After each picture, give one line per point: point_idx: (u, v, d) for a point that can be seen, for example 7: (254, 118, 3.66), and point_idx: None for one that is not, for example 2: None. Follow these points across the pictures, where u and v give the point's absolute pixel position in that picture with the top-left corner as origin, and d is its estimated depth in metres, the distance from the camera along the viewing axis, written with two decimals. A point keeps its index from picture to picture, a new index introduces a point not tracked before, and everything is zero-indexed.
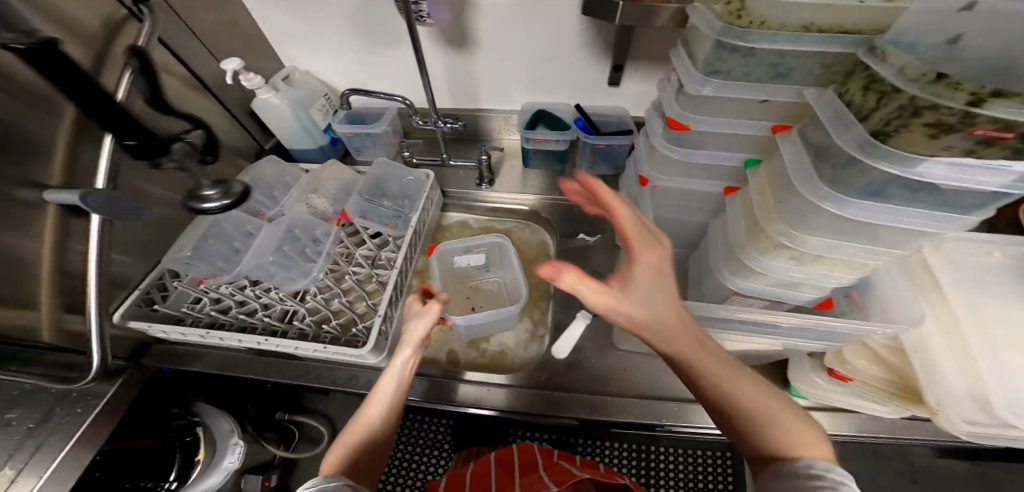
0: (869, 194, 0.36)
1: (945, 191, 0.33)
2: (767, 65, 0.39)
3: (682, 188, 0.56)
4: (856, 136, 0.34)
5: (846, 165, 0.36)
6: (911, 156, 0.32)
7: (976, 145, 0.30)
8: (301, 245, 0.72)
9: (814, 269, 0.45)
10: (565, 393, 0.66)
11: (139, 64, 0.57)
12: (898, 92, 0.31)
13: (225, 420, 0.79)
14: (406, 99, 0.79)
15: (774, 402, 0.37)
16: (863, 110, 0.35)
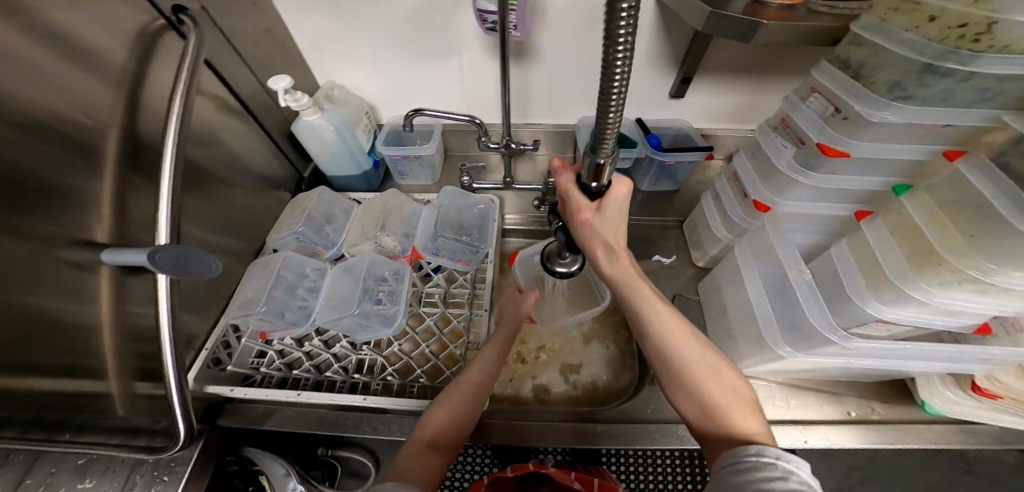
0: None
1: None
2: (976, 90, 0.35)
3: (806, 209, 0.55)
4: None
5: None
6: None
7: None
8: (376, 288, 0.66)
9: (989, 302, 0.41)
10: (671, 423, 0.66)
11: (174, 93, 0.42)
12: None
13: (278, 462, 0.63)
14: (474, 118, 0.71)
15: (716, 376, 0.47)
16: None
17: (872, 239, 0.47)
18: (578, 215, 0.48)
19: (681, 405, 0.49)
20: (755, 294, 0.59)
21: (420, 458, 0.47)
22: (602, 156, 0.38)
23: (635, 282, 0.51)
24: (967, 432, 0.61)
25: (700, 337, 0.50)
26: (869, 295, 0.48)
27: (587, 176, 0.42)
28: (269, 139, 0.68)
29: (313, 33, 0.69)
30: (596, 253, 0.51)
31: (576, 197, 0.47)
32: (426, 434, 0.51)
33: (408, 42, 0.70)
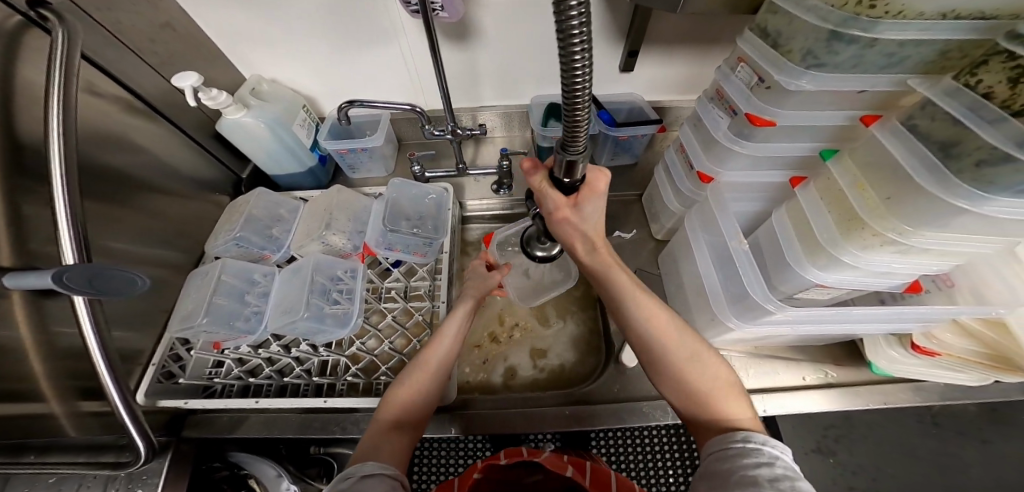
0: (1021, 190, 0.30)
1: None
2: (882, 56, 0.35)
3: (748, 177, 0.56)
4: (1010, 133, 0.28)
5: (999, 163, 0.29)
6: None
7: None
8: (327, 288, 0.65)
9: (914, 261, 0.42)
10: (633, 401, 0.67)
11: (52, 106, 0.39)
12: None
13: (268, 464, 0.66)
14: (416, 107, 0.66)
15: (707, 361, 0.46)
16: (1016, 104, 0.28)
17: (804, 203, 0.48)
18: (557, 212, 0.49)
19: (663, 388, 0.48)
20: (706, 266, 0.59)
21: (382, 439, 0.47)
22: (574, 152, 0.37)
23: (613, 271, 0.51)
24: (914, 388, 0.62)
25: (675, 315, 0.50)
26: (806, 262, 0.48)
27: (559, 173, 0.42)
28: (191, 141, 0.65)
29: (230, 26, 0.64)
30: (575, 246, 0.52)
31: (553, 197, 0.47)
32: (389, 415, 0.49)
33: (338, 30, 0.66)
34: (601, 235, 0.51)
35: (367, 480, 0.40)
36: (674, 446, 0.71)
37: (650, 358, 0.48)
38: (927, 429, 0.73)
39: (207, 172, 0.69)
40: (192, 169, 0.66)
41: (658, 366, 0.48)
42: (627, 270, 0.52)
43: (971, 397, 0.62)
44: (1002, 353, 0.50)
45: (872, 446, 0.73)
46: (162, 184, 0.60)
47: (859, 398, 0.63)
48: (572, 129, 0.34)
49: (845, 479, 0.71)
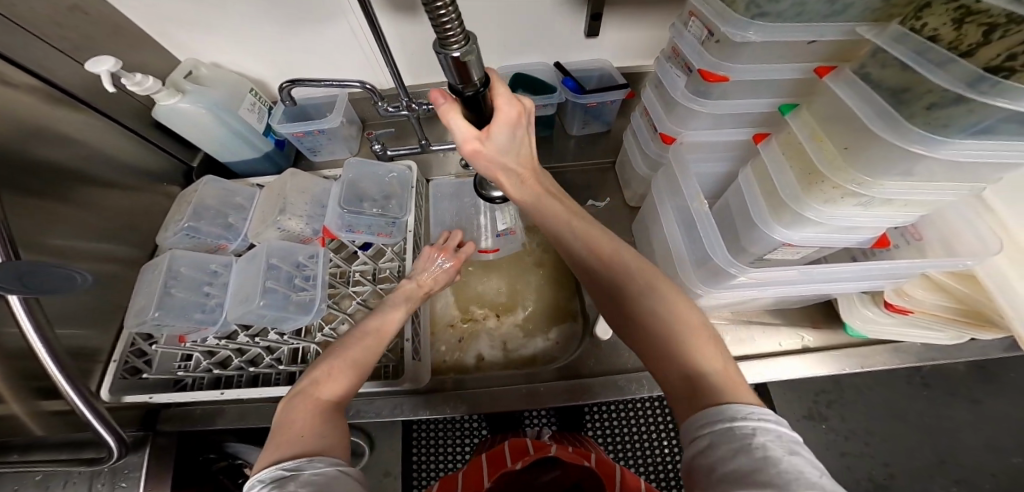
0: (974, 132, 0.27)
1: None
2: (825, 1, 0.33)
3: (710, 139, 0.53)
4: (960, 75, 0.24)
5: (950, 106, 0.26)
6: None
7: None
8: (284, 276, 0.62)
9: (878, 214, 0.39)
10: (609, 375, 0.66)
11: None
12: (1021, 21, 0.22)
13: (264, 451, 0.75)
14: (366, 83, 0.58)
15: (678, 308, 0.39)
16: (961, 45, 0.25)
17: (767, 162, 0.45)
18: (466, 147, 0.46)
19: (636, 342, 0.41)
20: (673, 231, 0.56)
21: (325, 423, 0.40)
22: (456, 48, 0.29)
23: (546, 200, 0.49)
24: (897, 351, 0.61)
25: (640, 259, 0.44)
26: (771, 220, 0.46)
27: (457, 83, 0.35)
28: (130, 132, 0.62)
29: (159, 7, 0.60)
30: (501, 179, 0.50)
31: (461, 126, 0.43)
32: (332, 394, 0.44)
33: (275, 8, 0.62)
34: (524, 162, 0.49)
35: (318, 479, 0.33)
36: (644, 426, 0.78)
37: (618, 302, 0.42)
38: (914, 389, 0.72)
39: (154, 162, 0.67)
40: (135, 161, 0.63)
41: (624, 312, 0.42)
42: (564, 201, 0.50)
43: (954, 357, 0.60)
44: (972, 307, 0.47)
45: (857, 408, 0.79)
46: (98, 178, 0.58)
47: (836, 360, 0.61)
48: (434, 13, 0.26)
49: (835, 444, 0.77)
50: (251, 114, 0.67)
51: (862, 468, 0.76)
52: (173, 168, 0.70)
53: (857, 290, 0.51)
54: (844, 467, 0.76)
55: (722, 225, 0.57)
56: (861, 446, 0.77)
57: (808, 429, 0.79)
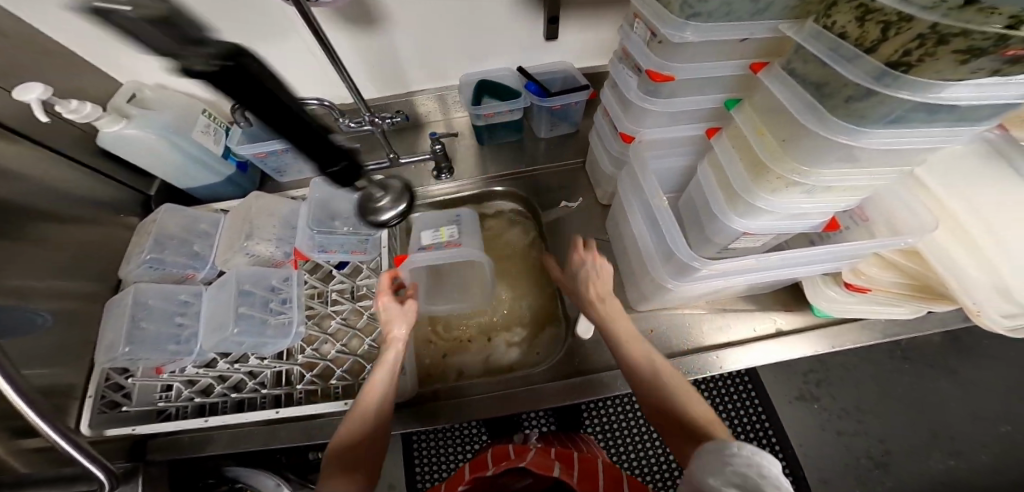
0: (889, 121, 0.29)
1: (966, 110, 0.27)
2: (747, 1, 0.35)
3: (666, 136, 0.54)
4: (866, 69, 0.26)
5: (863, 98, 0.28)
6: (933, 84, 0.24)
7: (1007, 63, 0.22)
8: (258, 301, 0.62)
9: (823, 200, 0.41)
10: (594, 373, 0.66)
11: None
12: (909, 20, 0.23)
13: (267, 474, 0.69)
14: (324, 100, 0.58)
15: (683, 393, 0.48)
16: (866, 41, 0.26)
17: (721, 155, 0.47)
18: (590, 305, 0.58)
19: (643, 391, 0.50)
20: (638, 226, 0.57)
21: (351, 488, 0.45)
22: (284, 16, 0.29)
23: (621, 326, 0.55)
24: (866, 328, 0.63)
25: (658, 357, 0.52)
26: (728, 211, 0.47)
27: None
28: (72, 162, 0.61)
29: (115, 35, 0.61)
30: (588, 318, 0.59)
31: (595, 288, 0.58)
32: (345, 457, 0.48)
33: (230, 30, 0.63)
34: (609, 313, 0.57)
35: None
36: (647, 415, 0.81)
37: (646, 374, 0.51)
38: None
39: (106, 194, 0.66)
40: (85, 192, 0.62)
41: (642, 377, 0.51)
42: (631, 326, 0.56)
43: (920, 329, 0.63)
44: (925, 282, 0.49)
45: (846, 387, 0.81)
46: (53, 213, 0.57)
47: (810, 342, 0.63)
48: None
49: (829, 424, 0.79)
50: (207, 136, 0.67)
51: (861, 447, 0.77)
52: (131, 195, 0.70)
53: (821, 272, 0.52)
54: (842, 447, 0.77)
55: (689, 218, 0.59)
56: (855, 424, 0.79)
57: (801, 411, 0.80)
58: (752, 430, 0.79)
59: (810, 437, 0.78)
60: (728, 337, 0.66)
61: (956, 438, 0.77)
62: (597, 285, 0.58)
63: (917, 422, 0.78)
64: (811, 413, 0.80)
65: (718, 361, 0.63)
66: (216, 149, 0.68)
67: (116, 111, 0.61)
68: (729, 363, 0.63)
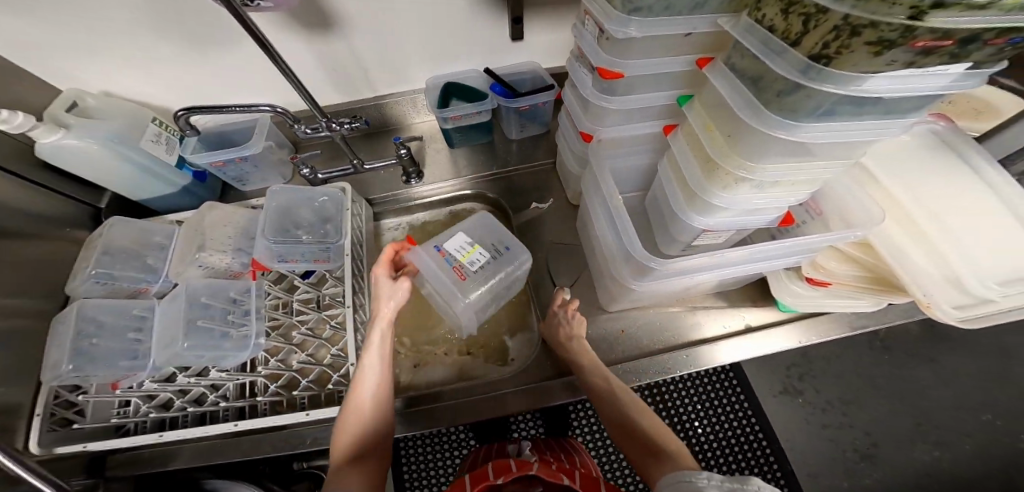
0: (819, 115, 0.29)
1: (888, 101, 0.28)
2: None
3: (624, 135, 0.54)
4: (791, 63, 0.27)
5: (793, 92, 0.28)
6: (854, 77, 0.25)
7: (914, 57, 0.23)
8: (215, 313, 0.61)
9: (773, 195, 0.41)
10: (566, 376, 0.65)
11: None
12: (824, 11, 0.23)
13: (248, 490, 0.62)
14: (275, 108, 0.57)
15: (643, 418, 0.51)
16: (790, 34, 0.26)
17: (676, 152, 0.47)
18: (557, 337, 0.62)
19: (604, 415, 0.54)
20: (601, 227, 0.56)
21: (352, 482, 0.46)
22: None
23: (586, 356, 0.59)
24: (833, 321, 0.63)
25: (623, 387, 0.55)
26: (687, 209, 0.47)
27: None
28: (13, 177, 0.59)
29: (64, 43, 0.60)
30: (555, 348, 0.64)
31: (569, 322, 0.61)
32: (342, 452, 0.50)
33: (184, 32, 0.62)
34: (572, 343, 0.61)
35: None
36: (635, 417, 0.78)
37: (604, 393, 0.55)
38: None
39: (52, 206, 0.64)
40: (29, 205, 0.60)
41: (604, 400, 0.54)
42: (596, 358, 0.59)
43: (884, 321, 0.64)
44: (880, 272, 0.50)
45: (829, 380, 0.81)
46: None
47: (778, 337, 0.63)
48: None
49: (814, 417, 0.78)
50: (157, 145, 0.67)
51: (846, 440, 0.77)
52: (78, 211, 0.68)
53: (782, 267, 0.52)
54: (828, 440, 0.77)
55: (655, 216, 0.58)
56: (839, 417, 0.78)
57: (785, 405, 0.80)
58: (737, 427, 0.78)
59: (798, 433, 0.78)
60: (699, 334, 0.66)
61: (938, 429, 0.77)
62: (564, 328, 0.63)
63: (899, 412, 0.78)
64: (795, 407, 0.79)
65: (689, 359, 0.63)
66: (168, 158, 0.69)
67: (53, 122, 0.59)
68: (700, 362, 0.63)
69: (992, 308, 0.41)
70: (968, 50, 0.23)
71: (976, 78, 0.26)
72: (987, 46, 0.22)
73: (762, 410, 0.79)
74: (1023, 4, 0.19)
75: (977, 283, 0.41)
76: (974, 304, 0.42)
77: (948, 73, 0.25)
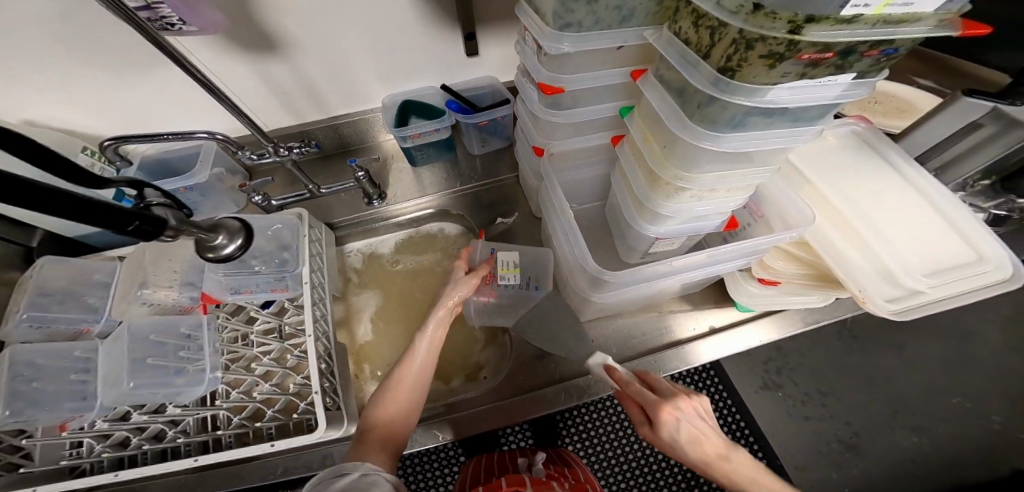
0: (737, 124, 0.34)
1: (793, 108, 0.32)
2: (610, 9, 0.38)
3: (575, 148, 0.56)
4: (707, 75, 0.32)
5: (710, 103, 0.33)
6: (758, 87, 0.30)
7: (806, 68, 0.29)
8: (167, 350, 0.58)
9: (715, 201, 0.43)
10: (541, 388, 0.65)
11: None
12: (725, 26, 0.28)
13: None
14: (215, 134, 0.55)
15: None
16: (703, 48, 0.32)
17: (624, 163, 0.48)
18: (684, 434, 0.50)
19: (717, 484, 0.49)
20: (559, 242, 0.56)
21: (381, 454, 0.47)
22: None
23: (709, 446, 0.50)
24: (792, 317, 0.65)
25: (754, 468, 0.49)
26: (639, 220, 0.48)
27: None
28: None
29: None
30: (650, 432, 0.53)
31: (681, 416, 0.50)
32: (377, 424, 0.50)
33: (122, 52, 0.61)
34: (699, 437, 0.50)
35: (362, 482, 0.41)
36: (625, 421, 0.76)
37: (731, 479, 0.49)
38: None
39: None
40: None
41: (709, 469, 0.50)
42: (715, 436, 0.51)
43: (837, 313, 0.66)
44: (821, 269, 0.51)
45: (806, 373, 0.80)
46: None
47: (742, 336, 0.64)
48: None
49: (795, 411, 0.78)
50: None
51: (829, 432, 0.76)
52: (10, 250, 0.65)
53: (736, 268, 0.54)
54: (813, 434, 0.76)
55: (614, 226, 0.59)
56: (819, 409, 0.78)
57: (766, 402, 0.79)
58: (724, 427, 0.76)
59: (782, 430, 0.77)
60: (669, 338, 0.66)
61: (919, 416, 0.77)
62: (705, 446, 0.49)
63: (878, 403, 0.78)
64: (776, 404, 0.79)
65: (657, 363, 0.63)
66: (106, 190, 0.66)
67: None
68: (669, 365, 0.63)
69: (921, 300, 0.44)
70: (851, 60, 0.29)
71: (863, 85, 0.32)
72: (864, 57, 0.28)
73: (744, 406, 0.79)
74: (877, 24, 0.25)
75: (907, 276, 0.44)
76: (905, 296, 0.44)
77: (838, 82, 0.31)
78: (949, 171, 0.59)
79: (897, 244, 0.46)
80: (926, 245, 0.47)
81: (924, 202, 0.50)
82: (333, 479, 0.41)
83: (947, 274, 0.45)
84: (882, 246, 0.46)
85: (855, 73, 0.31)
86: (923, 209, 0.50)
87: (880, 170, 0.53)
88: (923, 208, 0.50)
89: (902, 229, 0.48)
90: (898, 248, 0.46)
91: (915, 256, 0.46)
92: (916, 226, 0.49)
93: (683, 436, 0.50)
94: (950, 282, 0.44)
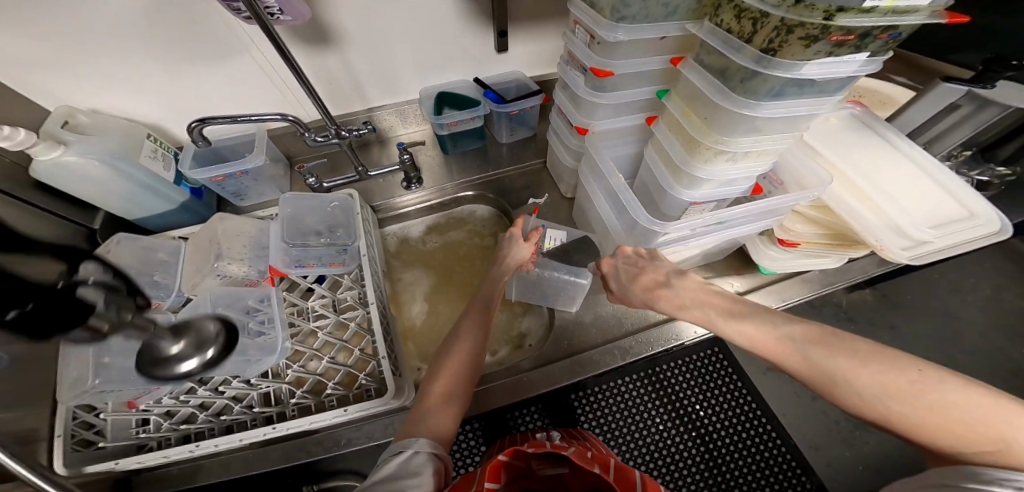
0: (774, 95, 0.41)
1: (819, 81, 0.40)
2: (659, 5, 0.45)
3: (614, 129, 0.63)
4: (750, 55, 0.39)
5: (752, 78, 0.40)
6: (794, 64, 0.37)
7: (832, 47, 0.36)
8: (238, 324, 0.61)
9: (746, 167, 0.51)
10: (584, 352, 0.71)
11: None
12: (766, 16, 0.35)
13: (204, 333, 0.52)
14: (287, 115, 0.61)
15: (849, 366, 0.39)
16: (745, 34, 0.39)
17: (661, 138, 0.55)
18: (637, 275, 0.57)
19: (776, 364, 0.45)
20: (606, 213, 0.64)
21: (441, 413, 0.50)
22: None
23: (655, 284, 0.56)
24: (804, 281, 0.73)
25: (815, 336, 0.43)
26: (675, 185, 0.54)
27: None
28: (10, 198, 0.59)
29: (66, 61, 0.62)
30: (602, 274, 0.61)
31: (619, 260, 0.59)
32: (438, 389, 0.52)
33: (188, 44, 0.66)
34: (645, 278, 0.57)
35: (417, 455, 0.43)
36: (664, 391, 0.72)
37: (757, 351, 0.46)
38: (843, 316, 0.84)
39: (44, 228, 0.62)
40: (24, 226, 0.59)
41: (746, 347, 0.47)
42: (669, 271, 0.57)
43: (844, 278, 0.74)
44: (837, 229, 0.59)
45: None
46: None
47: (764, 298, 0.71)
48: None
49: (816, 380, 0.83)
50: (155, 160, 0.69)
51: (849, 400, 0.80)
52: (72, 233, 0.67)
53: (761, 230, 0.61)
54: (821, 414, 0.77)
55: (643, 199, 0.66)
56: None
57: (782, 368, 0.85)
58: None
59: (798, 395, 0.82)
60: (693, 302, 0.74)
61: None
62: (643, 278, 0.57)
63: None
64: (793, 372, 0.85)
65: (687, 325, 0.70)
66: (166, 174, 0.70)
67: (49, 138, 0.59)
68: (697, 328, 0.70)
69: (926, 248, 0.52)
70: (867, 42, 0.36)
71: (876, 60, 0.39)
72: (876, 39, 0.36)
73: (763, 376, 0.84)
74: (890, 12, 0.32)
75: (914, 228, 0.51)
76: (914, 245, 0.52)
77: (856, 60, 0.38)
78: (936, 146, 0.68)
79: (899, 203, 0.54)
80: (923, 204, 0.55)
81: (918, 170, 0.59)
82: (394, 455, 0.44)
83: (947, 227, 0.53)
84: (888, 205, 0.54)
85: (869, 52, 0.38)
86: (919, 175, 0.58)
87: (879, 143, 0.61)
88: (918, 175, 0.58)
89: (902, 192, 0.56)
90: (901, 206, 0.54)
91: (916, 213, 0.54)
92: (914, 189, 0.57)
93: (623, 277, 0.59)
94: (949, 233, 0.52)
